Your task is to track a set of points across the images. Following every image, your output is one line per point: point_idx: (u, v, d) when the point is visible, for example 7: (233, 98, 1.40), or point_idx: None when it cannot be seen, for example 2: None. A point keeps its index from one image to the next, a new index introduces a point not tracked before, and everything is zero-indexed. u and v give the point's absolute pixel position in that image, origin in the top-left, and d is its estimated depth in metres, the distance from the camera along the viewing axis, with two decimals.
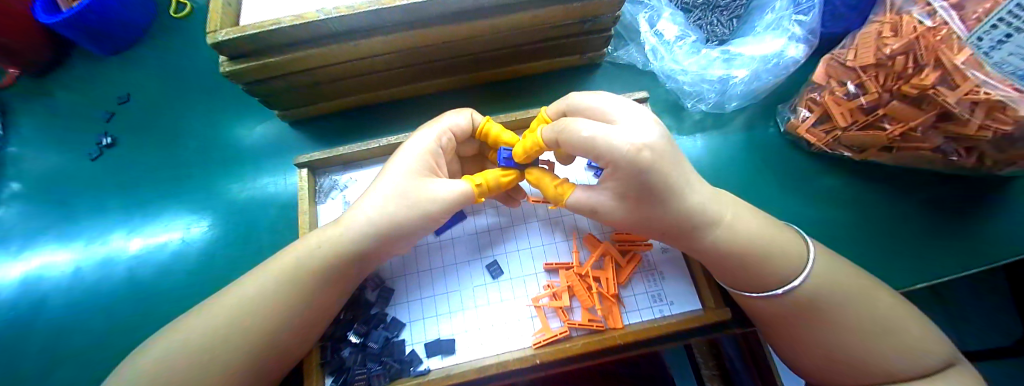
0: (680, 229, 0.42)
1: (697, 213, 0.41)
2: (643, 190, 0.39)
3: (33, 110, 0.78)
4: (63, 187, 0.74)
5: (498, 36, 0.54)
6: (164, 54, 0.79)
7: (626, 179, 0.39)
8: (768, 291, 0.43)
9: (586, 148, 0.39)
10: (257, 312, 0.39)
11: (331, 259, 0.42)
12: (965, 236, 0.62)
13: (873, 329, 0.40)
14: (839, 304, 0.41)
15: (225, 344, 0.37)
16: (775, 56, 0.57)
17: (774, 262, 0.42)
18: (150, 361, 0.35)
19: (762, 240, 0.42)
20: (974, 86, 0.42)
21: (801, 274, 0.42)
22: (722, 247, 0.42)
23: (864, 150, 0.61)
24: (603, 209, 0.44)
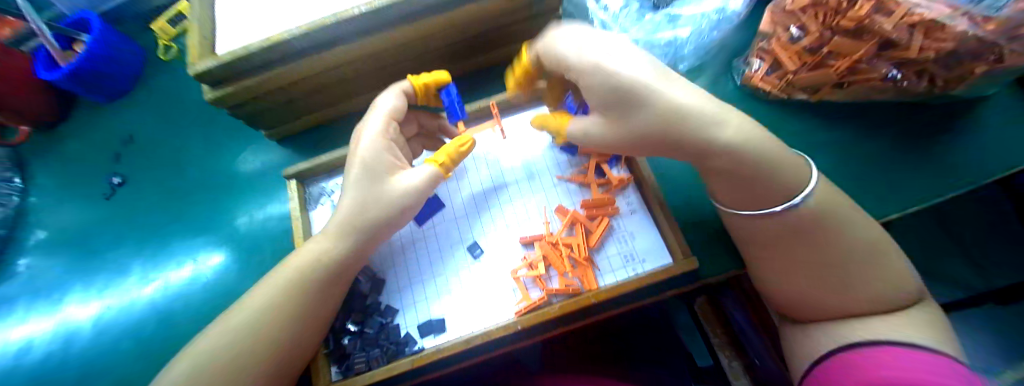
0: (675, 133, 0.39)
1: (692, 115, 0.38)
2: (609, 82, 0.40)
3: (49, 162, 0.85)
4: (83, 228, 0.81)
5: (454, 31, 0.57)
6: (158, 95, 0.85)
7: (599, 90, 0.42)
8: (766, 209, 0.41)
9: (555, 61, 0.46)
10: (264, 312, 0.42)
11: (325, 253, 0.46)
12: (935, 163, 0.63)
13: (862, 262, 0.40)
14: (836, 227, 0.40)
15: (238, 343, 0.40)
16: (718, 12, 0.59)
17: (773, 172, 0.39)
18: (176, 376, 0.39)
19: (763, 149, 0.38)
20: (909, 8, 0.46)
21: (803, 191, 0.40)
22: (732, 147, 0.38)
23: (818, 89, 0.62)
24: (594, 123, 0.46)
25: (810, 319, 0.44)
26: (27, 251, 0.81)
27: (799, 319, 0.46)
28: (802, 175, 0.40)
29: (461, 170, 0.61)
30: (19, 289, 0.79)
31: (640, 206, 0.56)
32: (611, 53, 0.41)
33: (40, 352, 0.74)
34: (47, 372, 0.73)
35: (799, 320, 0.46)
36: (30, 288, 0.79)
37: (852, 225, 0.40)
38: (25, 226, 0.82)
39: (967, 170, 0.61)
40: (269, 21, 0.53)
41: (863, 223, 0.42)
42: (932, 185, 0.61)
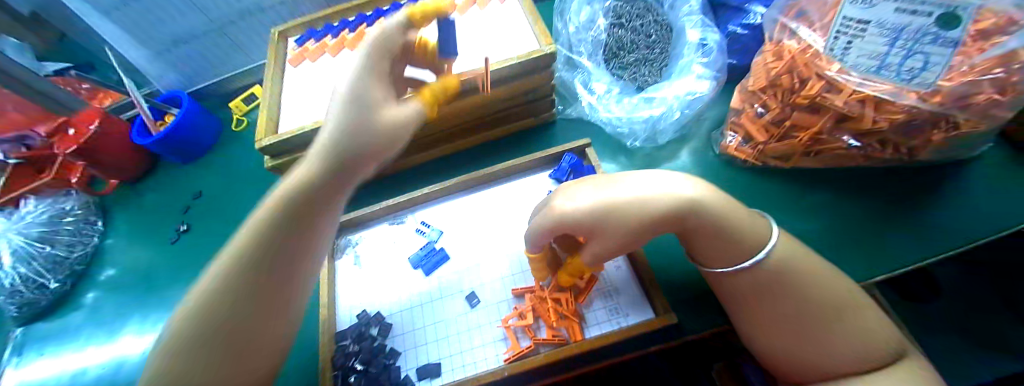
0: (669, 229, 0.45)
1: (674, 214, 0.44)
2: (603, 202, 0.45)
3: (133, 211, 1.03)
4: (150, 268, 0.95)
5: (463, 111, 0.69)
6: (227, 158, 1.03)
7: (613, 235, 0.45)
8: (737, 265, 0.45)
9: (559, 221, 0.47)
10: (231, 274, 0.29)
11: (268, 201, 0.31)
12: (921, 226, 0.64)
13: (836, 317, 0.43)
14: (803, 281, 0.43)
15: (223, 317, 0.29)
16: (689, 94, 0.68)
17: (738, 229, 0.44)
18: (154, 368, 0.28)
19: (728, 210, 0.44)
20: (854, 88, 0.53)
21: (767, 246, 0.44)
22: (712, 226, 0.43)
23: (790, 158, 0.68)
24: (624, 229, 0.44)
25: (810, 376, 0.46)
26: (100, 285, 0.95)
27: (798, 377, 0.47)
28: (760, 236, 0.44)
29: (465, 225, 0.70)
30: (85, 319, 0.90)
31: (624, 263, 0.61)
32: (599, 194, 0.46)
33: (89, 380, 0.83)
34: None
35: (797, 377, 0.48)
36: (94, 317, 0.90)
37: (817, 279, 0.44)
38: (101, 263, 0.97)
39: (957, 232, 0.62)
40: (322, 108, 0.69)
41: (830, 277, 0.45)
42: (922, 247, 0.62)
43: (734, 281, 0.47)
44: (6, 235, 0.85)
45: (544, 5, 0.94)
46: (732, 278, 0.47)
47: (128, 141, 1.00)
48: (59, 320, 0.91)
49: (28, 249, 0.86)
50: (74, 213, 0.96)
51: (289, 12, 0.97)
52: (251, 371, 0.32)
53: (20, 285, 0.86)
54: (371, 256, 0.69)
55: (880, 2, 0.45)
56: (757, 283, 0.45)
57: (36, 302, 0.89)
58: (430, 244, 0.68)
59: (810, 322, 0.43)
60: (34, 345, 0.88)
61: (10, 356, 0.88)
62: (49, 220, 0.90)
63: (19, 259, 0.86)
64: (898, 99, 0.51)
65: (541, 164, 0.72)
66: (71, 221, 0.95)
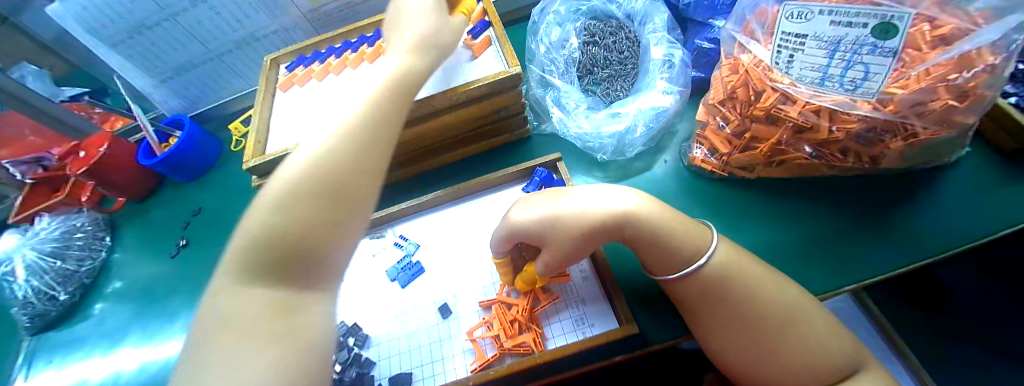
0: (613, 232, 0.49)
1: (612, 221, 0.48)
2: (552, 218, 0.49)
3: (136, 229, 1.08)
4: (150, 282, 0.99)
5: (438, 130, 0.73)
6: (226, 176, 1.09)
7: (559, 242, 0.49)
8: (683, 270, 0.48)
9: (512, 231, 0.53)
10: (334, 154, 0.33)
11: (365, 116, 0.37)
12: (891, 236, 0.65)
13: (784, 323, 0.44)
14: (745, 286, 0.45)
15: (319, 184, 0.31)
16: (654, 109, 0.71)
17: (676, 238, 0.47)
18: (254, 234, 0.30)
19: (665, 222, 0.47)
20: (807, 99, 0.55)
21: (706, 253, 0.47)
22: (648, 232, 0.47)
23: (754, 168, 0.70)
24: (560, 252, 0.50)
25: None
26: (103, 298, 0.99)
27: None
28: (701, 247, 0.47)
29: (441, 238, 0.72)
30: (92, 329, 0.95)
31: (591, 273, 0.63)
32: (548, 204, 0.51)
33: None
34: None
35: None
36: (96, 330, 0.95)
37: (761, 285, 0.46)
38: (107, 276, 1.02)
39: (932, 239, 0.63)
40: None
41: (773, 283, 0.46)
42: (894, 254, 0.63)
43: (684, 287, 0.49)
44: (23, 250, 0.93)
45: (514, 30, 0.99)
46: (681, 286, 0.49)
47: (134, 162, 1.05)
48: (69, 330, 0.95)
49: (41, 262, 0.92)
50: (86, 229, 1.01)
51: (284, 40, 1.03)
52: (321, 258, 0.32)
53: (32, 297, 0.91)
54: (353, 268, 0.72)
55: (815, 16, 0.48)
56: (704, 289, 0.47)
57: (47, 313, 0.94)
58: (407, 257, 0.71)
59: (757, 327, 0.44)
60: (43, 355, 0.93)
61: (22, 365, 0.92)
62: (62, 236, 0.96)
63: (32, 272, 0.92)
64: (851, 109, 0.53)
65: (515, 179, 0.75)
66: (82, 236, 1.00)
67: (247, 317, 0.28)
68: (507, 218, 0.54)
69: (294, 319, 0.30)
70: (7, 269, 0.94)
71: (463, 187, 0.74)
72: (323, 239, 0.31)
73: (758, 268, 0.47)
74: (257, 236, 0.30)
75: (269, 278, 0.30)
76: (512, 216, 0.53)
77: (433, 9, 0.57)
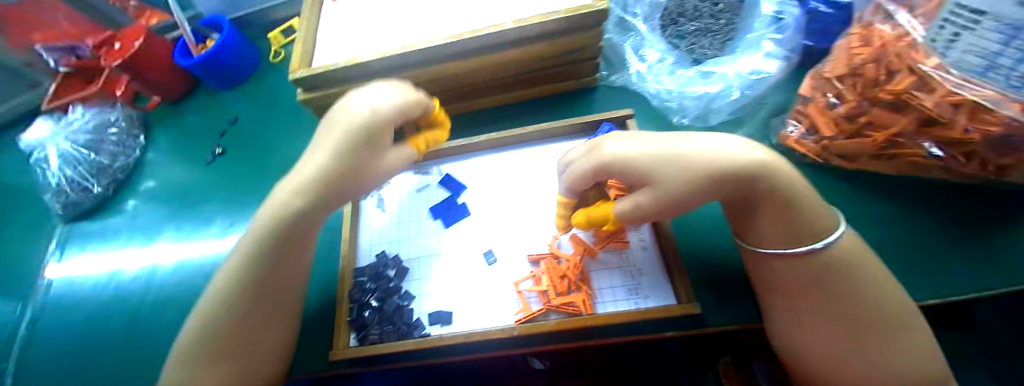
0: (738, 178, 0.41)
1: (745, 168, 0.41)
2: (679, 154, 0.44)
3: (168, 131, 1.06)
4: (184, 188, 0.99)
5: (503, 67, 0.66)
6: (263, 88, 1.04)
7: (674, 177, 0.43)
8: (805, 246, 0.42)
9: (621, 160, 0.46)
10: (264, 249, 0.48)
11: (302, 211, 0.49)
12: (998, 254, 0.57)
13: (892, 325, 0.40)
14: (865, 279, 0.41)
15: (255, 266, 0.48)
16: (753, 73, 0.64)
17: (812, 210, 0.42)
18: (210, 298, 0.48)
19: (806, 190, 0.42)
20: (950, 91, 0.43)
21: (835, 233, 0.42)
22: (783, 192, 0.41)
23: (854, 158, 0.62)
24: (680, 192, 0.43)
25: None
26: (134, 196, 1.00)
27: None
28: (830, 227, 0.42)
29: (490, 182, 0.68)
30: (123, 225, 0.97)
31: (652, 244, 0.59)
32: (664, 140, 0.46)
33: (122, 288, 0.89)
34: (130, 296, 0.88)
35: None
36: (129, 224, 0.97)
37: (878, 280, 0.41)
38: (139, 174, 1.02)
39: None
40: (358, 43, 0.66)
41: (888, 282, 0.42)
42: (990, 276, 0.56)
43: (792, 267, 0.44)
44: (59, 138, 0.95)
45: None
46: (781, 268, 0.45)
47: (169, 62, 1.01)
48: (99, 222, 0.98)
49: (77, 153, 0.95)
50: (119, 125, 1.01)
51: None
52: (254, 284, 0.48)
53: (66, 186, 0.95)
54: (398, 201, 0.70)
55: None
56: (818, 272, 0.42)
57: (80, 203, 0.97)
58: (451, 198, 0.67)
59: (866, 324, 0.40)
60: (75, 242, 0.97)
61: (55, 249, 0.97)
62: (96, 130, 0.97)
63: (65, 162, 0.95)
64: (997, 108, 0.41)
65: (576, 131, 0.69)
66: (116, 132, 1.00)
67: (212, 315, 0.48)
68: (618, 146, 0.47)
69: (254, 323, 0.49)
70: (43, 155, 0.98)
71: (523, 133, 0.68)
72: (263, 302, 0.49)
73: (870, 263, 0.43)
74: (230, 303, 0.48)
75: (227, 300, 0.48)
76: (609, 143, 0.48)
77: (371, 137, 0.51)
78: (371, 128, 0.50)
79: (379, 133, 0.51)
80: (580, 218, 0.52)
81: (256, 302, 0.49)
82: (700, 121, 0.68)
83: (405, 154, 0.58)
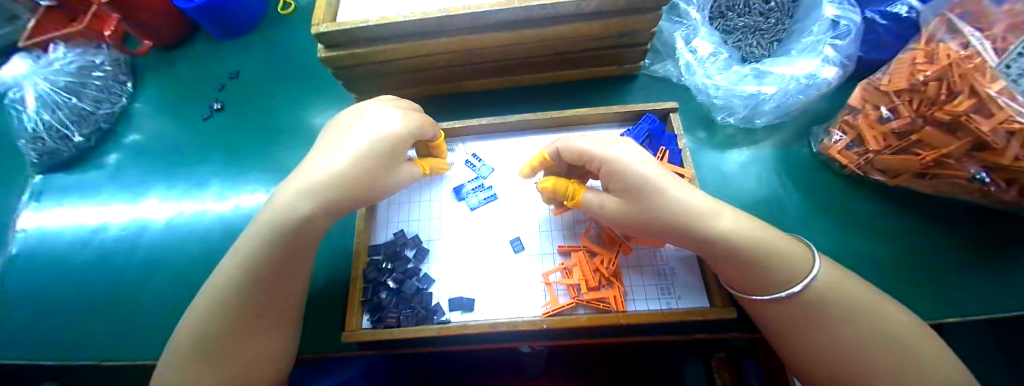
0: (676, 221, 0.44)
1: (688, 212, 0.43)
2: (633, 183, 0.46)
3: (161, 82, 0.98)
4: (176, 146, 0.91)
5: (544, 43, 0.62)
6: (270, 42, 0.96)
7: (617, 179, 0.47)
8: (777, 293, 0.44)
9: (584, 155, 0.51)
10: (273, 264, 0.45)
11: (309, 216, 0.46)
12: (1018, 280, 0.58)
13: (893, 359, 0.38)
14: (847, 314, 0.41)
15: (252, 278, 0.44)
16: (808, 77, 0.62)
17: (774, 261, 0.43)
18: (198, 316, 0.44)
19: (765, 245, 0.43)
20: (1010, 116, 0.41)
21: (807, 278, 0.43)
22: (728, 242, 0.43)
23: (897, 174, 0.61)
24: (610, 204, 0.49)
25: None
26: (121, 149, 0.93)
27: None
28: (798, 273, 0.43)
29: (518, 165, 0.64)
30: (106, 178, 0.90)
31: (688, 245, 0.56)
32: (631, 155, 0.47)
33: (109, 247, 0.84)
34: (117, 256, 0.83)
35: None
36: (115, 177, 0.90)
37: (867, 313, 0.41)
38: (126, 125, 0.95)
39: None
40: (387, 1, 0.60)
41: (889, 315, 0.41)
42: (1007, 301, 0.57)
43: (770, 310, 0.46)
44: (35, 79, 0.84)
45: None
46: (768, 307, 0.46)
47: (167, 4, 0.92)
48: (79, 175, 0.91)
49: (55, 97, 0.85)
50: (105, 69, 0.92)
51: None
52: (249, 295, 0.44)
53: (44, 132, 0.85)
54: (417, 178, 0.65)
55: None
56: (794, 314, 0.43)
57: (59, 153, 0.89)
58: (478, 180, 0.63)
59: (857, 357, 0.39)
60: (52, 195, 0.89)
61: (28, 200, 0.89)
62: (79, 72, 0.87)
63: (43, 105, 0.85)
64: None
65: (613, 120, 0.65)
66: (101, 77, 0.91)
67: (202, 328, 0.43)
68: (592, 143, 0.50)
69: (247, 336, 0.44)
70: (17, 97, 0.86)
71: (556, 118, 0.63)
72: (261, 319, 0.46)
73: None
74: (221, 321, 0.43)
75: (220, 310, 0.43)
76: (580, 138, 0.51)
77: (387, 156, 0.49)
78: (385, 148, 0.49)
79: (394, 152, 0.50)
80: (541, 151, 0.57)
81: (251, 314, 0.44)
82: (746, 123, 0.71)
83: (413, 172, 0.55)
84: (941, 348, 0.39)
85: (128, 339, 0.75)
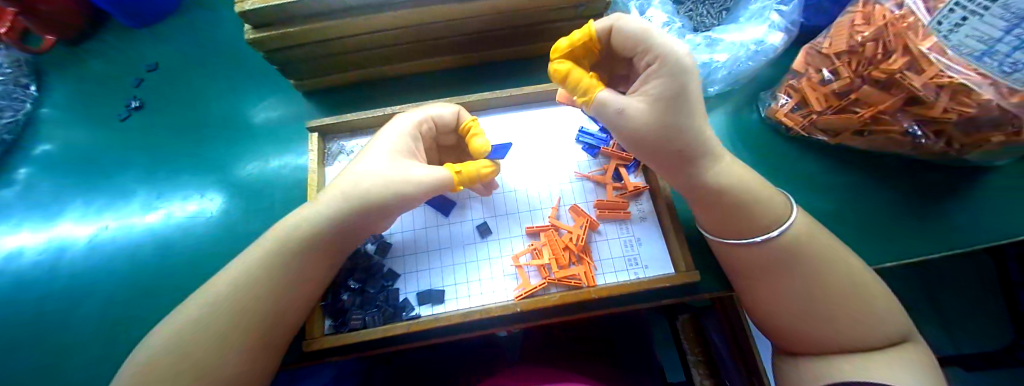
0: (693, 147, 0.44)
1: (703, 140, 0.44)
2: (678, 92, 0.41)
3: (65, 80, 0.84)
4: (95, 155, 0.80)
5: (500, 17, 0.59)
6: (193, 26, 0.85)
7: (666, 79, 0.41)
8: (751, 238, 0.46)
9: (637, 40, 0.43)
10: (240, 292, 0.41)
11: (326, 218, 0.45)
12: (933, 222, 0.65)
13: (829, 300, 0.42)
14: (803, 266, 0.43)
15: (236, 302, 0.40)
16: (757, 43, 0.64)
17: (758, 206, 0.45)
18: (179, 328, 0.38)
19: (758, 186, 0.46)
20: (939, 71, 0.44)
21: (783, 224, 0.44)
22: (720, 180, 0.46)
23: (837, 133, 0.64)
24: (632, 111, 0.44)
25: (801, 350, 0.45)
26: (29, 163, 0.80)
27: (788, 349, 0.46)
28: (774, 223, 0.45)
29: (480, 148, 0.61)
30: (17, 197, 0.78)
31: (651, 214, 0.57)
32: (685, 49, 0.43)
33: (27, 277, 0.74)
34: (37, 284, 0.73)
35: (789, 350, 0.47)
36: (27, 197, 0.78)
37: (816, 262, 0.43)
38: (31, 135, 0.81)
39: (966, 228, 0.65)
40: None
41: (834, 262, 0.43)
42: (925, 242, 0.64)
43: (743, 256, 0.47)
44: None
45: None
46: (739, 251, 0.48)
47: None
48: None
49: None
50: (3, 72, 0.78)
51: None
52: (236, 317, 0.39)
53: None
54: None
55: None
56: (769, 261, 0.45)
57: None
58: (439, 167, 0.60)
59: (802, 298, 0.43)
60: None
61: None
62: None
63: None
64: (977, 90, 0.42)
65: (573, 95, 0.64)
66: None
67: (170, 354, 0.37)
68: (653, 28, 0.42)
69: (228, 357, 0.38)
70: None
71: (515, 95, 0.61)
72: (247, 333, 0.40)
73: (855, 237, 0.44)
74: (204, 338, 0.38)
75: (199, 332, 0.38)
76: (635, 19, 0.43)
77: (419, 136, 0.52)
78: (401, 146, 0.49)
79: (411, 150, 0.50)
80: (588, 25, 0.46)
81: (238, 335, 0.39)
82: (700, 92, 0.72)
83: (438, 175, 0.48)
84: (871, 281, 0.43)
85: (64, 377, 0.67)
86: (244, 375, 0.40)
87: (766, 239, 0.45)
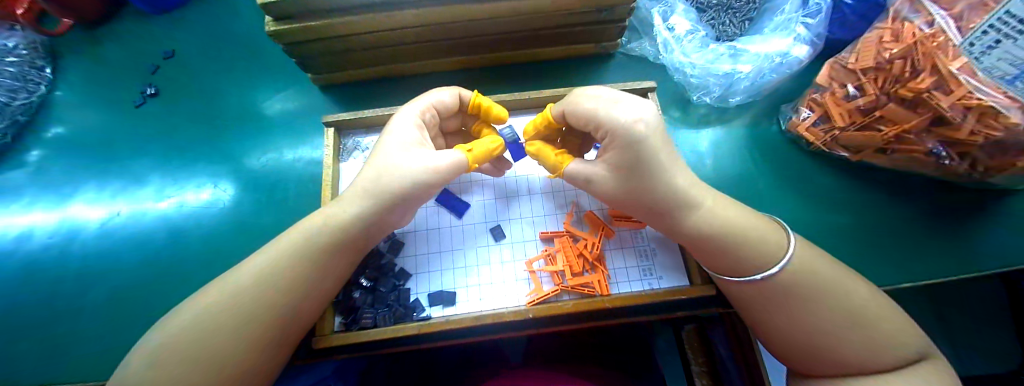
0: (665, 204, 0.45)
1: (675, 196, 0.44)
2: (633, 161, 0.43)
3: (82, 64, 0.84)
4: (109, 140, 0.80)
5: (523, 18, 0.58)
6: (211, 15, 0.85)
7: (619, 153, 0.44)
8: (747, 277, 0.45)
9: (588, 119, 0.45)
10: (254, 288, 0.40)
11: (365, 214, 0.45)
12: (952, 244, 0.64)
13: (845, 319, 0.41)
14: (814, 288, 0.43)
15: (255, 297, 0.40)
16: (781, 56, 0.63)
17: (747, 247, 0.44)
18: (187, 320, 0.38)
19: (747, 228, 0.45)
20: (967, 93, 0.43)
21: (777, 264, 0.44)
22: (702, 228, 0.45)
23: (860, 150, 0.63)
24: (598, 180, 0.47)
25: (818, 372, 0.43)
26: (42, 145, 0.80)
27: (805, 371, 0.45)
28: (771, 258, 0.44)
29: None
30: (30, 178, 0.78)
31: None
32: (642, 112, 0.43)
33: (36, 259, 0.74)
34: (46, 266, 0.73)
35: (805, 372, 0.45)
36: (40, 179, 0.78)
37: (830, 282, 0.43)
38: (46, 117, 0.81)
39: (985, 252, 0.63)
40: None
41: (845, 281, 0.43)
42: (942, 265, 0.63)
43: (736, 290, 0.47)
44: None
45: None
46: (734, 287, 0.47)
47: None
48: None
49: None
50: (19, 53, 0.79)
51: None
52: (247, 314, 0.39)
53: None
54: None
55: None
56: (763, 295, 0.45)
57: None
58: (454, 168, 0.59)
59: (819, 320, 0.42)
60: None
61: None
62: None
63: None
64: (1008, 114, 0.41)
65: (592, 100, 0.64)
66: (14, 62, 0.78)
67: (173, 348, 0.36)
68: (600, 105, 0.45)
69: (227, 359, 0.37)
70: None
71: (534, 99, 0.60)
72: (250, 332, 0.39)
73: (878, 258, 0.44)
74: (211, 334, 0.37)
75: (207, 326, 0.38)
76: (584, 98, 0.46)
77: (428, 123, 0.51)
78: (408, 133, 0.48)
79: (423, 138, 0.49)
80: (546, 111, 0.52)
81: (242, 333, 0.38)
82: (720, 102, 0.71)
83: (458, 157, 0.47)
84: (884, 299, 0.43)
85: (69, 360, 0.67)
86: (257, 369, 0.39)
87: (764, 277, 0.44)
